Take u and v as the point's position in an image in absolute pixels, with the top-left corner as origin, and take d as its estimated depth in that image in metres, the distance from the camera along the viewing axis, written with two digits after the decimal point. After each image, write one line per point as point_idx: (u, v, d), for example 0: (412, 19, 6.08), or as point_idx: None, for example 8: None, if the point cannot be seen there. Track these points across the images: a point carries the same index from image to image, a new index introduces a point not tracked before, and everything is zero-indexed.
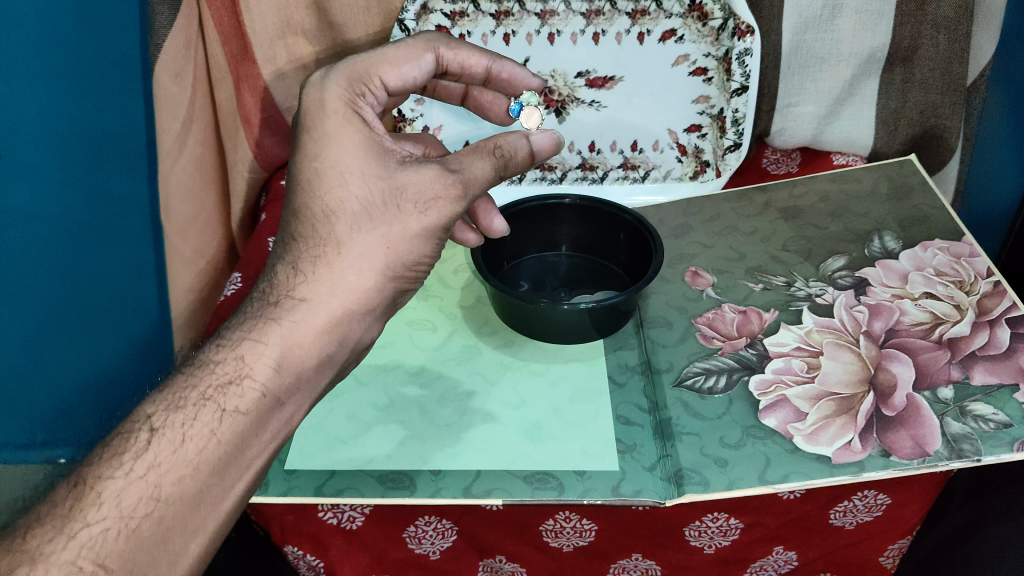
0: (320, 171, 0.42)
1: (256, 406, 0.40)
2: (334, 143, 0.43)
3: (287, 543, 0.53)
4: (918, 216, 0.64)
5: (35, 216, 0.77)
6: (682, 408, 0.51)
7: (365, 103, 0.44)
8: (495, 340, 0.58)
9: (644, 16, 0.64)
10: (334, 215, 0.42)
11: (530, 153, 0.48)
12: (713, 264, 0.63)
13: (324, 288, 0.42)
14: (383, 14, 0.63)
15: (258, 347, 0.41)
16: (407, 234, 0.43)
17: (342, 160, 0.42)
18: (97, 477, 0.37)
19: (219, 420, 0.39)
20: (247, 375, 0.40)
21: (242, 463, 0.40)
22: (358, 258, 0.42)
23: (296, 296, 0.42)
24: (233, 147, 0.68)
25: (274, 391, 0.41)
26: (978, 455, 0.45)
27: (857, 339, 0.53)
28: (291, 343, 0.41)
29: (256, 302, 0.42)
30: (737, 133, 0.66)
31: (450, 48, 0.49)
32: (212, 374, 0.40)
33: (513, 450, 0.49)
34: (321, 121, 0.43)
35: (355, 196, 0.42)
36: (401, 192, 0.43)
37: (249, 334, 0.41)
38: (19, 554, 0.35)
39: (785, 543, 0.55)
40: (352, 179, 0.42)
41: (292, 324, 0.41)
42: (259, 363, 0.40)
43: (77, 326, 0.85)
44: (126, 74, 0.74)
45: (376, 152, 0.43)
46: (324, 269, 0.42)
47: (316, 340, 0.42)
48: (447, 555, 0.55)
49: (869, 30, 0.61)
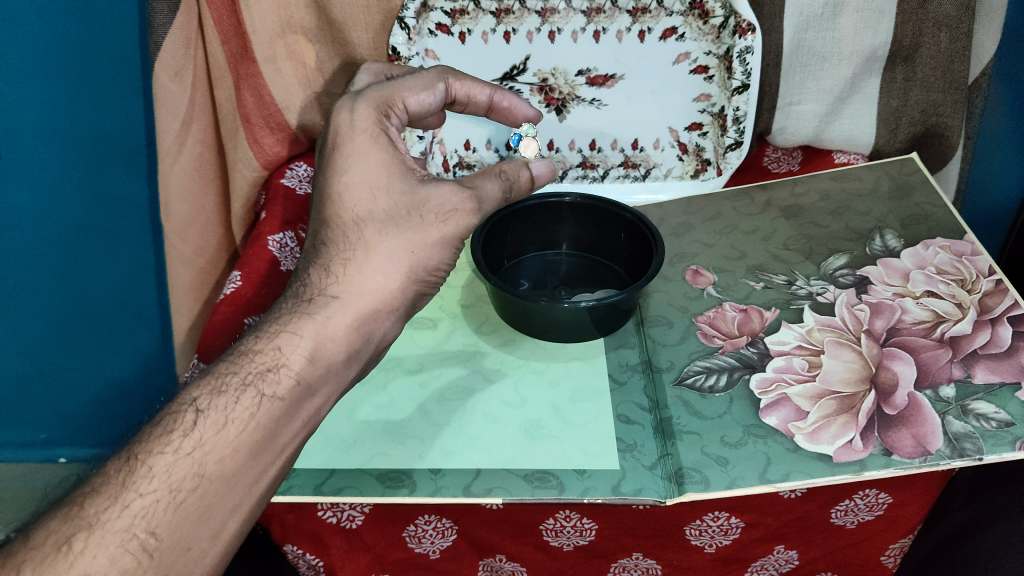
0: (348, 185, 0.44)
1: (292, 393, 0.40)
2: (358, 162, 0.44)
3: (286, 542, 0.53)
4: (919, 215, 0.63)
5: (32, 216, 0.77)
6: (683, 407, 0.51)
7: (390, 123, 0.46)
8: (495, 338, 0.58)
9: (645, 13, 0.64)
10: (363, 223, 0.44)
11: (529, 179, 0.51)
12: (713, 263, 0.63)
13: (355, 285, 0.43)
14: (384, 13, 0.64)
15: (293, 338, 0.41)
16: (428, 240, 0.45)
17: (366, 179, 0.44)
18: (144, 453, 0.37)
19: (259, 404, 0.39)
20: (283, 364, 0.41)
21: (277, 447, 0.40)
22: (384, 262, 0.44)
23: (328, 293, 0.43)
24: (233, 146, 0.68)
25: (308, 380, 0.41)
26: (979, 453, 0.45)
27: (858, 337, 0.53)
28: (324, 336, 0.42)
29: (290, 300, 0.43)
30: (737, 131, 0.66)
31: (459, 79, 0.53)
32: (251, 362, 0.41)
33: (513, 449, 0.49)
34: (351, 141, 0.44)
35: (380, 207, 0.44)
36: (423, 204, 0.45)
37: (285, 326, 0.42)
38: (77, 520, 0.35)
39: (787, 542, 0.55)
40: (379, 195, 0.44)
41: (325, 319, 0.42)
42: (294, 352, 0.41)
43: (84, 333, 0.86)
44: (125, 75, 0.73)
45: (400, 170, 0.45)
46: (353, 271, 0.43)
47: (346, 334, 0.43)
48: (447, 554, 0.55)
49: (870, 28, 0.61)
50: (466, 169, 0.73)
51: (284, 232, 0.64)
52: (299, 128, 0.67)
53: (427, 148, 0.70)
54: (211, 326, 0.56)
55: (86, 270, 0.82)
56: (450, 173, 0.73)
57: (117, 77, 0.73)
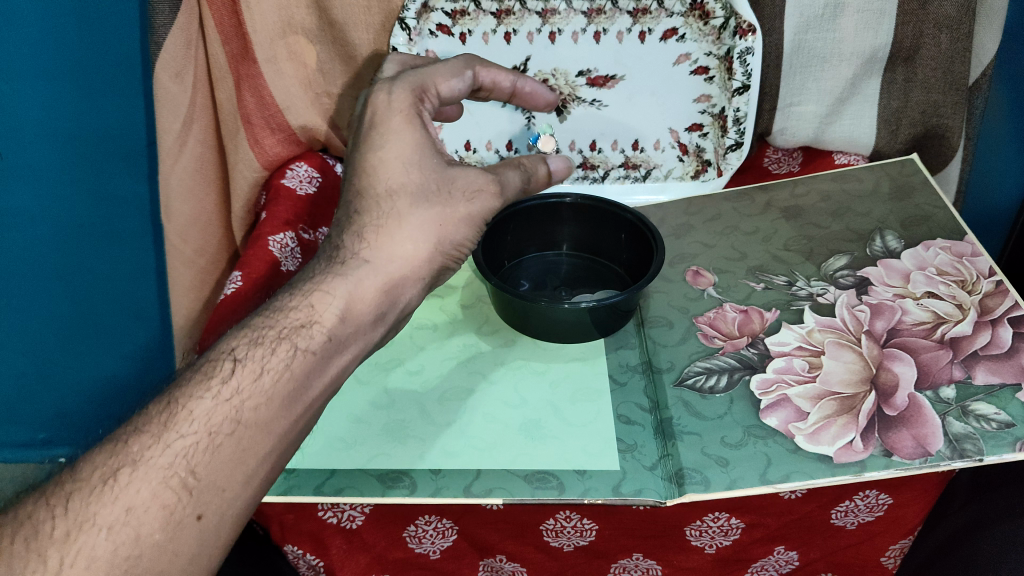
0: (384, 159, 0.44)
1: (324, 347, 0.41)
2: (392, 140, 0.44)
3: (286, 542, 0.53)
4: (919, 216, 0.63)
5: (32, 214, 0.78)
6: (683, 408, 0.51)
7: (425, 108, 0.46)
8: (495, 339, 0.58)
9: (646, 14, 0.64)
10: (397, 194, 0.44)
11: (547, 175, 0.52)
12: (714, 264, 0.63)
13: (387, 249, 0.43)
14: (384, 14, 0.63)
15: (326, 295, 0.42)
16: (457, 215, 0.45)
17: (399, 158, 0.44)
18: (186, 397, 0.37)
19: (294, 357, 0.40)
20: (317, 321, 0.41)
21: (307, 400, 0.40)
22: (416, 230, 0.44)
23: (361, 256, 0.43)
24: (233, 147, 0.68)
25: (338, 337, 0.42)
26: (980, 454, 0.45)
27: (858, 338, 0.53)
28: (357, 295, 0.42)
29: (323, 260, 0.44)
30: (738, 132, 0.66)
31: (484, 65, 0.53)
32: (286, 317, 0.41)
33: (513, 450, 0.49)
34: (388, 119, 0.45)
35: (414, 181, 0.44)
36: (453, 182, 0.45)
37: (319, 284, 0.42)
38: (120, 455, 0.35)
39: (786, 543, 0.55)
40: (414, 170, 0.44)
41: (358, 280, 0.42)
42: (327, 309, 0.41)
43: (84, 330, 0.86)
44: (126, 75, 0.72)
45: (433, 153, 0.45)
46: (385, 236, 0.43)
47: (376, 297, 0.43)
48: (447, 555, 0.55)
49: (871, 29, 0.61)
50: (467, 170, 0.73)
51: (285, 233, 0.64)
52: (299, 129, 0.67)
53: None
54: (213, 322, 0.57)
55: (88, 267, 0.83)
56: None
57: (117, 78, 0.72)
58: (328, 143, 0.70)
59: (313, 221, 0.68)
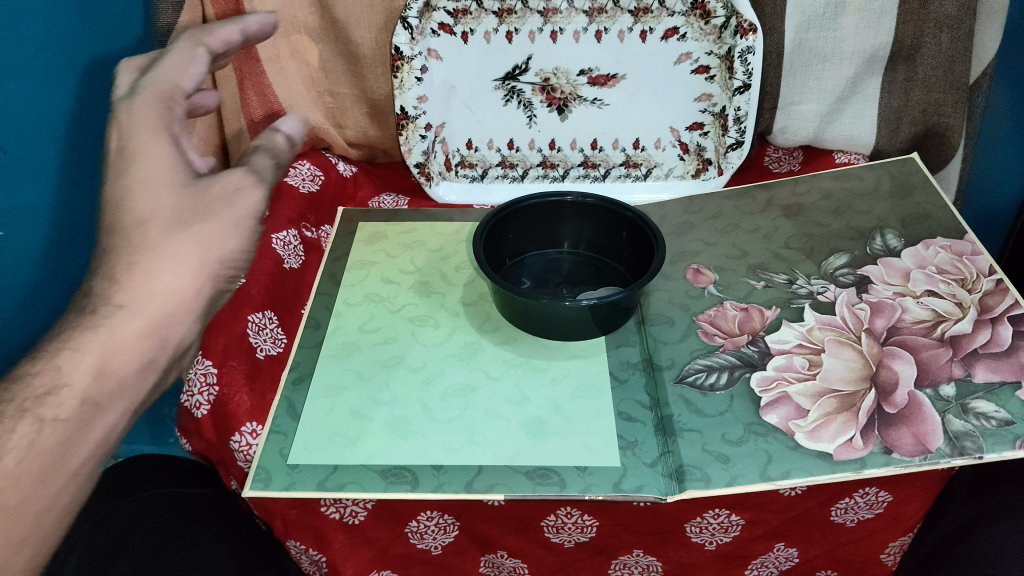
0: (127, 187, 0.38)
1: (78, 413, 0.33)
2: (142, 159, 0.39)
3: (289, 537, 0.53)
4: (920, 215, 0.63)
5: None
6: (684, 405, 0.51)
7: (176, 117, 0.42)
8: (497, 336, 0.58)
9: (647, 13, 0.65)
10: (146, 225, 0.37)
11: (289, 139, 0.54)
12: (715, 262, 0.63)
13: (144, 289, 0.36)
14: (387, 13, 0.64)
15: (74, 354, 0.34)
16: (216, 232, 0.40)
17: (150, 181, 0.39)
18: None
19: (38, 431, 0.32)
20: (66, 382, 0.33)
21: (67, 474, 0.32)
22: (172, 262, 0.37)
23: (115, 302, 0.35)
24: (236, 145, 0.68)
25: (94, 396, 0.33)
26: (980, 452, 0.45)
27: (859, 336, 0.54)
28: (114, 348, 0.35)
29: (66, 315, 0.35)
30: (739, 130, 0.66)
31: (212, 35, 0.51)
32: (22, 386, 0.32)
33: (514, 446, 0.49)
34: (131, 139, 0.40)
35: (162, 207, 0.38)
36: (206, 195, 0.40)
37: (63, 342, 0.34)
38: None
39: (786, 540, 0.55)
40: (161, 194, 0.38)
41: (111, 331, 0.34)
42: (77, 370, 0.33)
43: None
44: None
45: (182, 164, 0.40)
46: (141, 272, 0.36)
47: (139, 343, 0.35)
48: (449, 550, 0.56)
49: (872, 29, 0.62)
50: (469, 169, 0.74)
51: (287, 231, 0.64)
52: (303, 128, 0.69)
53: (430, 147, 0.70)
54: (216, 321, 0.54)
55: (9, 275, 0.54)
56: (452, 172, 0.74)
57: (111, 63, 0.59)
58: (330, 142, 0.72)
59: (316, 219, 0.69)
